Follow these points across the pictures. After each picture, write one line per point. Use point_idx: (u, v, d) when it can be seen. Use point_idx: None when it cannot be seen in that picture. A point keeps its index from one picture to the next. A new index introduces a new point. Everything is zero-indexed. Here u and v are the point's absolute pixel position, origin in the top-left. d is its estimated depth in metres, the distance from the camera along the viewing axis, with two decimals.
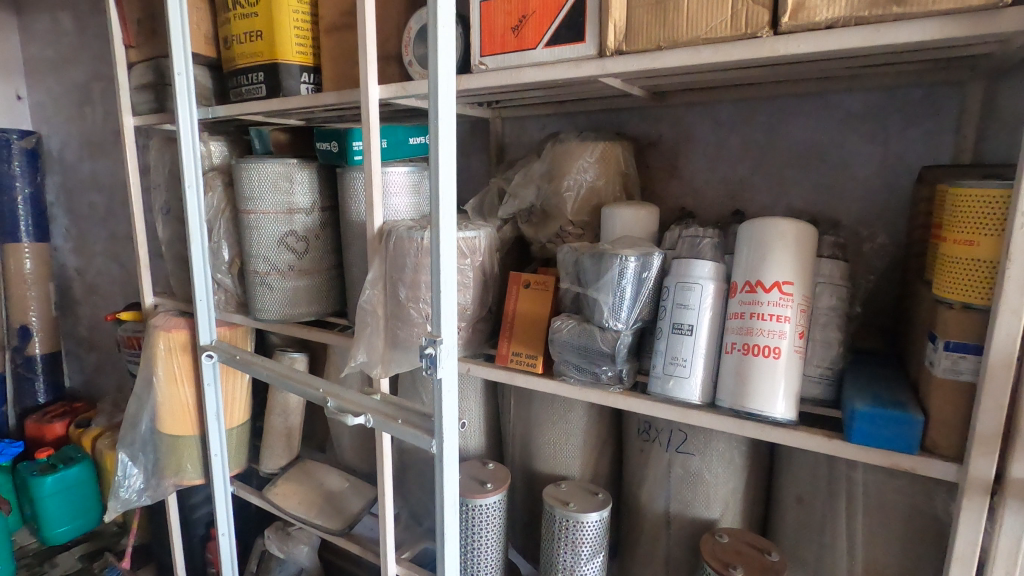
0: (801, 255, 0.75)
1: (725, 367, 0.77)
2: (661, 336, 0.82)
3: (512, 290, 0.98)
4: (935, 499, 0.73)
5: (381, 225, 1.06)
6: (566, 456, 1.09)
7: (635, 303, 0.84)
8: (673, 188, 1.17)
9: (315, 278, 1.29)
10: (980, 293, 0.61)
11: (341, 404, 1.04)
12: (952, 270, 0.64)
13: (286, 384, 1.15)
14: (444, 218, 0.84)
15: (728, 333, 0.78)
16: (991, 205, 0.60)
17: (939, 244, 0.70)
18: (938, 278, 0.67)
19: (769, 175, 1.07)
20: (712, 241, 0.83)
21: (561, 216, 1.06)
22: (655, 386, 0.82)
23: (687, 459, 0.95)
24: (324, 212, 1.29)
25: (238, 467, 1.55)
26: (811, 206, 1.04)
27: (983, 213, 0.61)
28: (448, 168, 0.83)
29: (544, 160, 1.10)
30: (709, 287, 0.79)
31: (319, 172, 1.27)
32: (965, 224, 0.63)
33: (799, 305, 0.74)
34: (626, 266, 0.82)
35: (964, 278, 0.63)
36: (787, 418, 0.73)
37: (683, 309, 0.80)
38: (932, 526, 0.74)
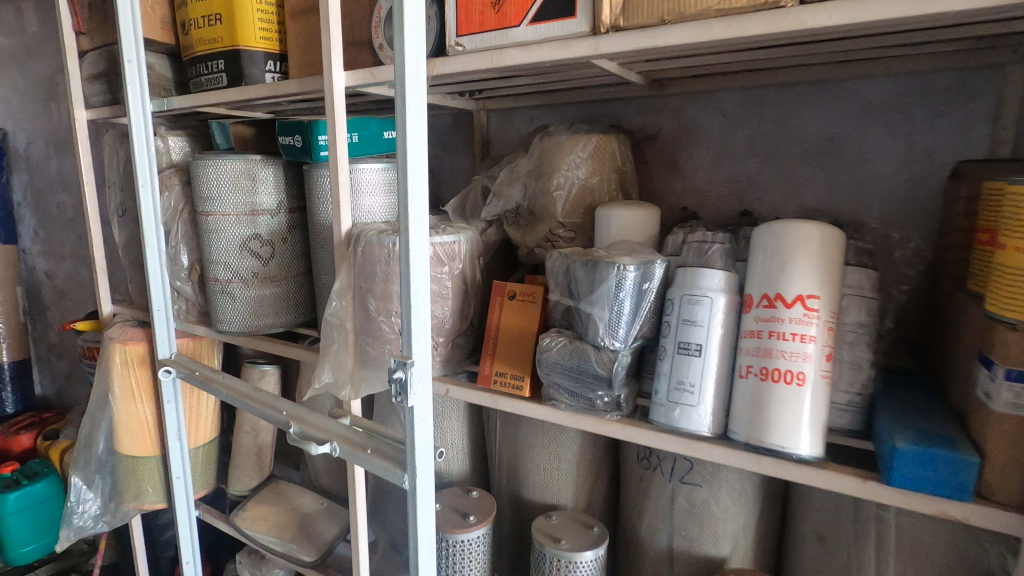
0: (827, 264, 0.65)
1: (740, 394, 0.67)
2: (665, 357, 0.72)
3: (495, 301, 0.87)
4: (984, 547, 0.63)
5: (349, 228, 0.94)
6: (557, 483, 0.99)
7: (635, 319, 0.73)
8: (673, 186, 1.06)
9: (281, 287, 1.17)
10: None
11: (305, 429, 0.93)
12: (1011, 283, 0.54)
13: (247, 405, 1.04)
14: (415, 222, 0.73)
15: (742, 354, 0.68)
16: None
17: (991, 251, 0.60)
18: (993, 292, 0.57)
19: (780, 172, 0.97)
20: (722, 247, 0.72)
21: (550, 218, 0.95)
22: (657, 414, 0.72)
23: (692, 490, 0.84)
24: (291, 213, 1.17)
25: (204, 489, 1.44)
26: (828, 206, 0.94)
27: None
28: (418, 164, 0.72)
29: (532, 155, 0.99)
30: (720, 301, 0.69)
31: (285, 169, 1.15)
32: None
33: (825, 323, 0.64)
34: (624, 276, 0.71)
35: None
36: (813, 455, 0.63)
37: (690, 327, 0.70)
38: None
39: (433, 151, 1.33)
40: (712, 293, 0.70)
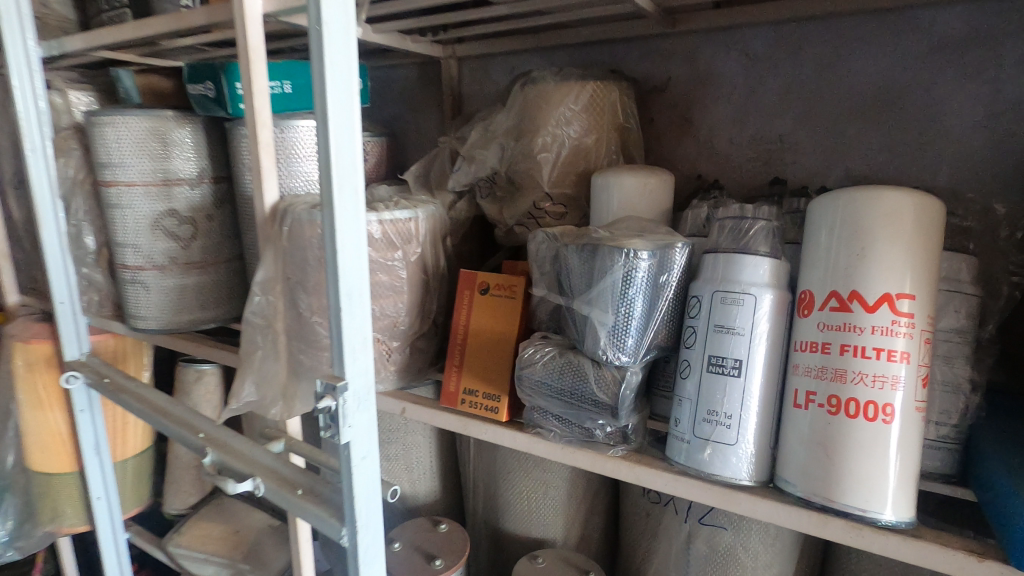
0: (922, 251, 0.46)
1: (794, 430, 0.49)
2: (689, 376, 0.53)
3: (462, 296, 0.67)
4: None
5: (277, 202, 0.73)
6: (545, 515, 0.81)
7: (648, 325, 0.54)
8: (686, 149, 0.87)
9: (207, 275, 0.95)
10: None
11: (224, 459, 0.73)
12: None
13: (158, 423, 0.83)
14: (343, 193, 0.52)
15: (797, 374, 0.49)
16: None
17: None
18: None
19: (822, 130, 0.77)
20: (767, 225, 0.53)
21: (534, 188, 0.75)
22: (677, 451, 0.54)
23: (715, 533, 0.67)
24: (217, 184, 0.95)
25: (137, 506, 1.24)
26: (882, 173, 0.75)
27: None
28: (344, 108, 0.52)
29: (511, 108, 0.78)
30: (765, 301, 0.51)
31: (207, 129, 0.92)
32: None
33: (919, 333, 0.46)
34: (635, 267, 0.52)
35: None
36: (901, 520, 0.45)
37: (725, 337, 0.51)
38: None
39: (395, 110, 1.11)
40: (755, 290, 0.51)
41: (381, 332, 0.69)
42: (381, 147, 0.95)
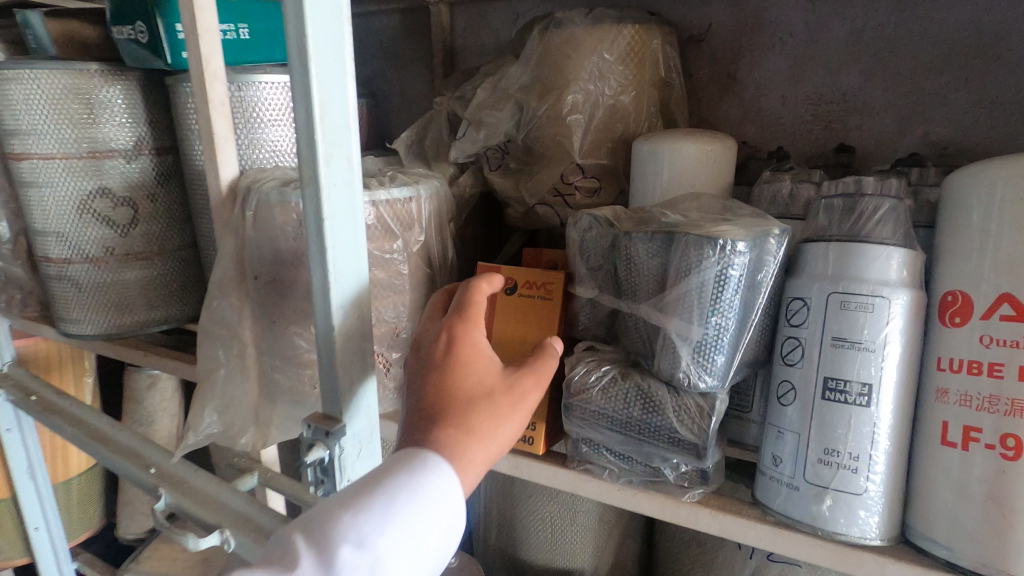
0: None
1: (943, 475, 0.37)
2: (794, 403, 0.41)
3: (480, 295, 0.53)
4: None
5: (237, 178, 0.57)
6: (570, 545, 0.69)
7: (741, 338, 0.41)
8: (727, 111, 0.73)
9: (153, 269, 0.77)
10: None
11: (180, 504, 0.58)
12: None
13: (97, 454, 0.68)
14: (332, 164, 0.37)
15: (944, 402, 0.38)
16: None
17: None
18: None
19: (896, 86, 0.65)
20: (895, 204, 0.40)
21: (560, 159, 0.61)
22: (775, 496, 0.42)
23: (786, 570, 0.56)
24: (161, 157, 0.75)
25: (87, 531, 1.08)
26: (969, 137, 0.63)
27: None
28: (333, 40, 0.36)
29: (528, 59, 0.63)
30: (899, 305, 0.39)
31: (144, 86, 0.72)
32: None
33: None
34: (731, 264, 0.39)
35: None
36: None
37: (850, 354, 0.39)
38: None
39: (374, 68, 0.94)
40: (887, 292, 0.39)
41: (378, 343, 0.55)
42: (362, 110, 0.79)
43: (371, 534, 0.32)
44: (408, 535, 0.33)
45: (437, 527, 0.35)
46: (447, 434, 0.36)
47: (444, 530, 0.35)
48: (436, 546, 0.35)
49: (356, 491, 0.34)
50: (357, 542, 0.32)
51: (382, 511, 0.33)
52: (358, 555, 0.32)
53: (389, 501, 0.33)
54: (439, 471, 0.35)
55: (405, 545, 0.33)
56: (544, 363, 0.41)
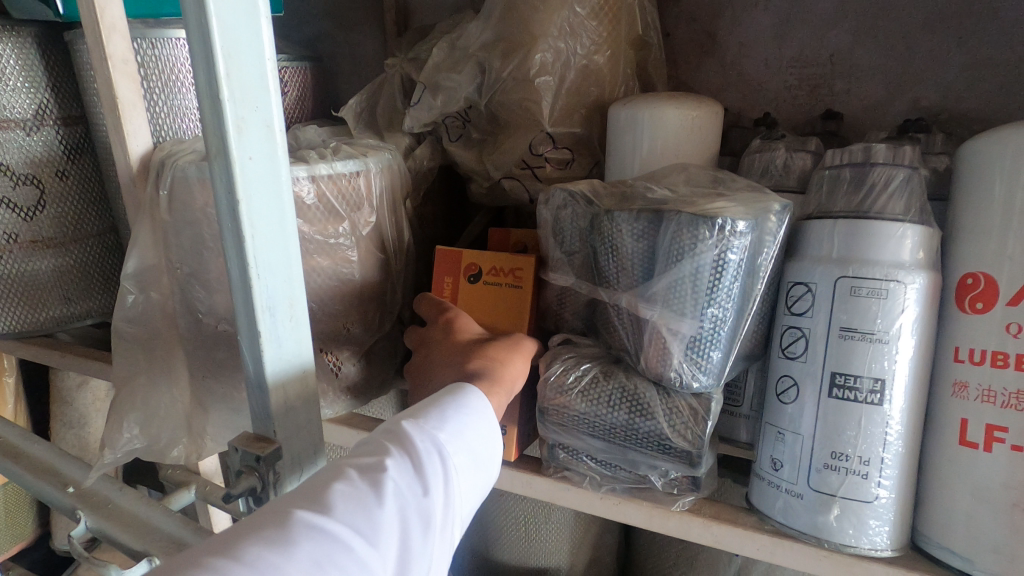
0: None
1: (959, 476, 0.34)
2: (797, 401, 0.37)
3: (442, 282, 0.48)
4: None
5: (149, 151, 0.49)
6: (544, 546, 0.65)
7: (739, 330, 0.36)
8: (707, 76, 0.68)
9: (68, 258, 0.67)
10: None
11: (103, 527, 0.51)
12: None
13: (7, 471, 0.59)
14: (247, 132, 0.30)
15: (962, 397, 0.34)
16: None
17: None
18: None
19: (885, 47, 0.60)
20: (907, 174, 0.36)
21: (527, 127, 0.55)
22: (772, 502, 0.38)
23: None
24: (68, 127, 0.64)
25: (15, 544, 0.99)
26: (960, 101, 0.59)
27: None
28: None
29: (489, 14, 0.56)
30: (916, 289, 0.34)
31: (40, 41, 0.61)
32: None
33: None
34: (731, 246, 0.33)
35: None
36: None
37: (860, 347, 0.34)
38: None
39: (317, 29, 0.84)
40: (902, 276, 0.34)
41: (325, 341, 0.48)
42: (305, 74, 0.70)
43: (443, 436, 0.33)
44: (471, 444, 0.34)
45: (489, 443, 0.36)
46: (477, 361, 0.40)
47: (492, 450, 0.36)
48: (487, 464, 0.36)
49: (414, 409, 0.35)
50: (435, 440, 0.32)
51: (446, 419, 0.34)
52: (435, 450, 0.32)
53: (448, 412, 0.34)
54: (481, 393, 0.37)
55: (467, 453, 0.34)
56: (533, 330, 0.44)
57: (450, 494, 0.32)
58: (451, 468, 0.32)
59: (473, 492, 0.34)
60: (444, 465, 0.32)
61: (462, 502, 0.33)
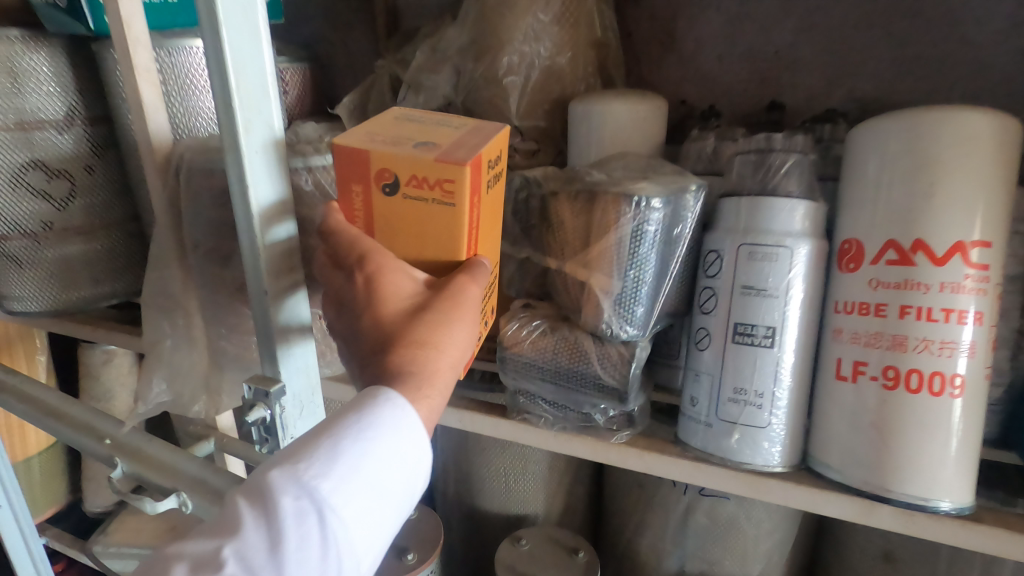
0: (998, 186, 0.38)
1: (837, 406, 0.41)
2: (709, 348, 0.44)
3: (349, 187, 0.39)
4: None
5: (169, 147, 0.56)
6: (523, 493, 0.73)
7: (660, 289, 0.44)
8: (667, 71, 0.74)
9: (96, 242, 0.75)
10: None
11: (136, 470, 0.60)
12: None
13: (50, 428, 0.68)
14: (252, 130, 0.40)
15: (839, 341, 0.41)
16: None
17: None
18: None
19: (824, 43, 0.67)
20: (799, 159, 0.43)
21: (497, 121, 0.62)
22: (693, 434, 0.46)
23: (716, 504, 0.61)
24: (94, 126, 0.71)
25: (51, 508, 1.08)
26: (892, 93, 0.65)
27: None
28: (247, 9, 0.37)
29: (463, 21, 0.63)
30: (803, 253, 0.41)
31: (69, 51, 0.68)
32: None
33: (995, 288, 0.38)
34: (647, 219, 0.41)
35: None
36: (961, 505, 0.39)
37: (756, 301, 0.42)
38: None
39: (317, 31, 0.91)
40: (790, 242, 0.41)
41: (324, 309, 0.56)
42: (303, 75, 0.77)
43: (321, 489, 0.31)
44: (367, 485, 0.32)
45: (397, 472, 0.34)
46: (408, 351, 0.36)
47: (400, 477, 0.34)
48: (398, 490, 0.34)
49: (306, 445, 0.33)
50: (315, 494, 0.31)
51: (330, 467, 0.32)
52: (309, 510, 0.31)
53: (334, 458, 0.32)
54: (397, 406, 0.34)
55: (360, 497, 0.32)
56: (475, 265, 0.40)
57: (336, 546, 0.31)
58: (330, 525, 0.31)
59: (382, 523, 0.33)
60: (321, 525, 0.31)
61: (362, 542, 0.32)
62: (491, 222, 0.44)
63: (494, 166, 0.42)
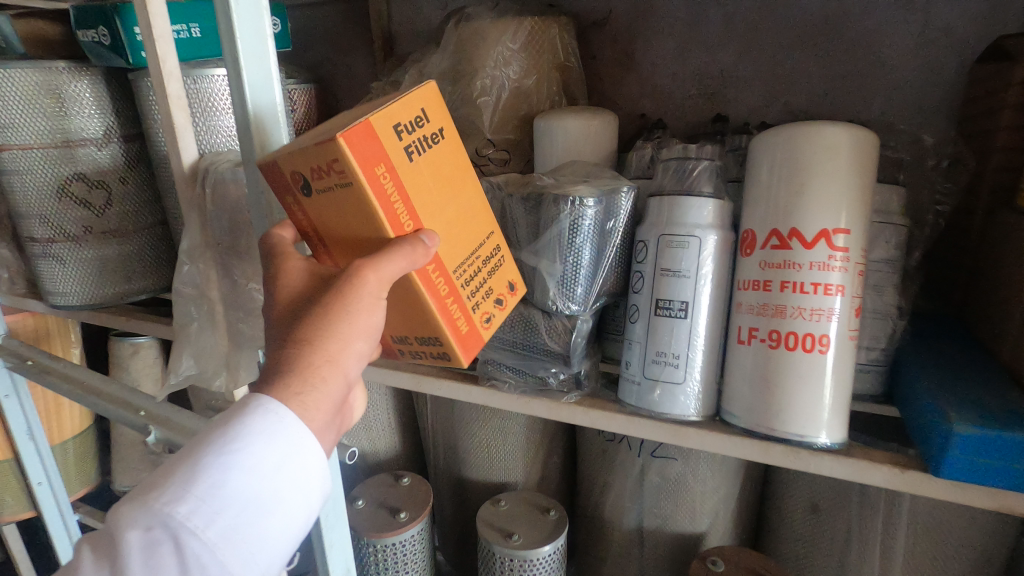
0: (857, 184, 0.47)
1: (738, 365, 0.50)
2: (638, 320, 0.54)
3: (285, 202, 0.43)
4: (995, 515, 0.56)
5: (196, 161, 0.67)
6: (503, 462, 0.83)
7: (596, 272, 0.54)
8: (628, 87, 0.83)
9: (129, 244, 0.86)
10: None
11: (167, 434, 0.71)
12: None
13: (91, 403, 0.79)
14: (266, 148, 0.50)
15: (740, 312, 0.51)
16: None
17: None
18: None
19: (762, 62, 0.75)
20: (709, 165, 0.53)
21: (474, 134, 0.72)
22: (628, 393, 0.55)
23: (666, 465, 0.70)
24: (128, 143, 0.83)
25: (85, 486, 1.19)
26: (822, 105, 0.74)
27: None
28: (258, 55, 0.48)
29: (445, 49, 0.73)
30: (710, 241, 0.51)
31: (108, 79, 0.79)
32: None
33: (856, 265, 0.47)
34: (582, 214, 0.51)
35: None
36: (835, 441, 0.48)
37: (672, 280, 0.51)
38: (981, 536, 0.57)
39: (322, 54, 1.02)
40: (699, 233, 0.51)
41: None
42: (309, 95, 0.87)
43: (172, 515, 0.31)
44: (232, 507, 0.33)
45: (266, 480, 0.34)
46: (289, 352, 0.36)
47: (274, 483, 0.35)
48: (275, 495, 0.35)
49: (164, 472, 0.33)
50: (166, 525, 0.31)
51: (182, 492, 0.32)
52: (164, 537, 0.31)
53: (188, 483, 0.32)
54: (261, 417, 0.34)
55: (222, 513, 0.32)
56: (396, 244, 0.38)
57: (201, 569, 0.32)
58: (190, 547, 0.31)
59: (259, 539, 0.34)
60: (180, 548, 0.31)
61: (232, 562, 0.32)
62: (438, 194, 0.43)
63: (414, 133, 0.41)
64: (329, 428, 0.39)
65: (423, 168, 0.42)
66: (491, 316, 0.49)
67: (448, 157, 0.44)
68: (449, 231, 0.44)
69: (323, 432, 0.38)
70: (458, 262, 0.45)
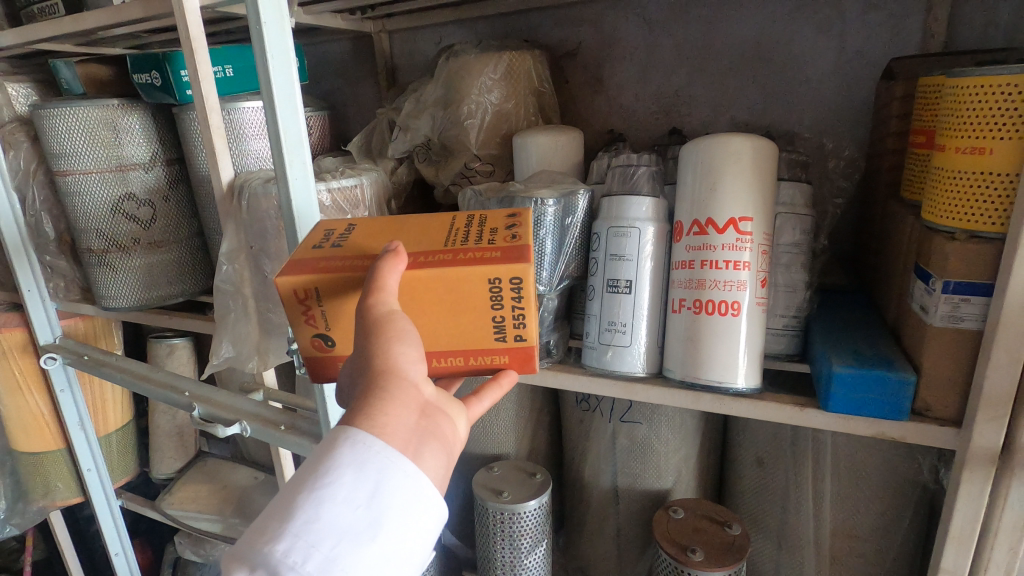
0: (759, 179, 0.59)
1: (673, 330, 0.62)
2: (594, 297, 0.66)
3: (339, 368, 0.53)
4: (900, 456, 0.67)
5: (232, 178, 0.80)
6: (496, 435, 0.94)
7: (559, 257, 0.67)
8: (598, 107, 0.96)
9: (171, 252, 1.00)
10: (916, 188, 0.59)
11: (211, 410, 0.83)
12: (906, 167, 0.61)
13: (141, 387, 0.91)
14: (294, 165, 0.63)
15: (675, 288, 0.63)
16: (930, 92, 0.56)
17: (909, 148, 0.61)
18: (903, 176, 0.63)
19: (709, 83, 0.88)
20: (648, 170, 0.65)
21: (464, 150, 0.86)
22: (589, 358, 0.67)
23: (633, 428, 0.82)
24: (170, 166, 0.97)
25: (125, 476, 1.31)
26: (761, 117, 0.86)
27: (928, 102, 0.56)
28: (286, 95, 0.61)
29: (438, 80, 0.87)
30: (649, 231, 0.63)
31: (154, 113, 0.94)
32: (920, 119, 0.57)
33: (759, 246, 0.59)
34: (543, 211, 0.64)
35: (912, 173, 0.59)
36: (749, 386, 0.60)
37: (619, 263, 0.64)
38: (893, 475, 0.68)
39: (333, 84, 1.17)
40: (639, 225, 0.63)
41: None
42: (324, 121, 1.01)
43: (272, 550, 0.34)
44: (325, 541, 0.34)
45: (357, 515, 0.36)
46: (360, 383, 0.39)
47: (365, 518, 0.36)
48: (367, 530, 0.36)
49: (269, 513, 0.36)
50: (267, 561, 0.34)
51: (282, 529, 0.35)
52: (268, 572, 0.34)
53: (287, 520, 0.35)
54: (342, 453, 0.36)
55: (320, 546, 0.34)
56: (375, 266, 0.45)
57: None
58: None
59: (359, 568, 0.35)
60: None
61: None
62: (386, 236, 0.51)
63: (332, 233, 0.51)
64: (420, 439, 0.39)
65: (353, 241, 0.51)
66: (512, 232, 0.51)
67: (369, 225, 0.54)
68: (423, 236, 0.51)
69: (413, 445, 0.38)
70: (443, 242, 0.50)
